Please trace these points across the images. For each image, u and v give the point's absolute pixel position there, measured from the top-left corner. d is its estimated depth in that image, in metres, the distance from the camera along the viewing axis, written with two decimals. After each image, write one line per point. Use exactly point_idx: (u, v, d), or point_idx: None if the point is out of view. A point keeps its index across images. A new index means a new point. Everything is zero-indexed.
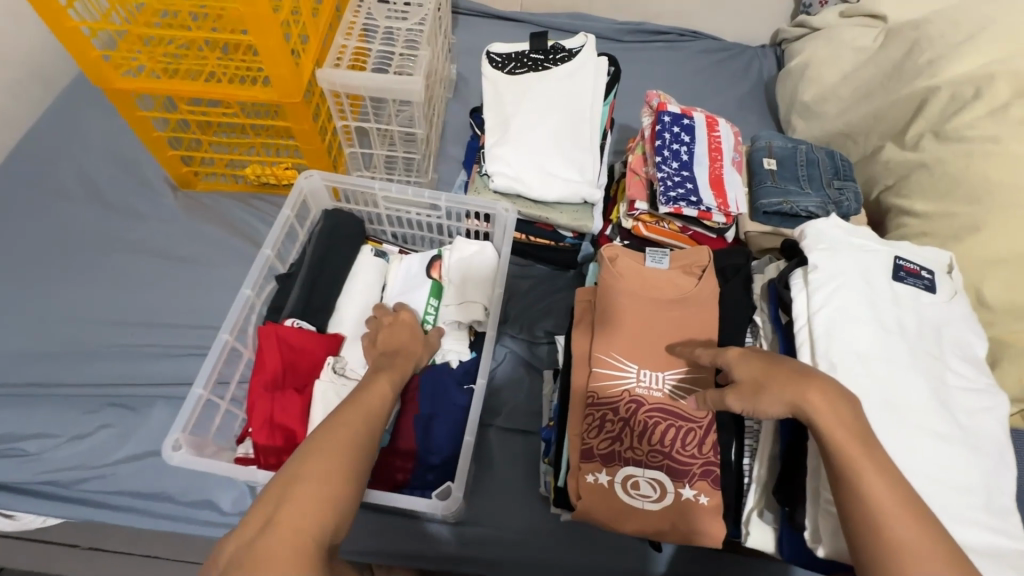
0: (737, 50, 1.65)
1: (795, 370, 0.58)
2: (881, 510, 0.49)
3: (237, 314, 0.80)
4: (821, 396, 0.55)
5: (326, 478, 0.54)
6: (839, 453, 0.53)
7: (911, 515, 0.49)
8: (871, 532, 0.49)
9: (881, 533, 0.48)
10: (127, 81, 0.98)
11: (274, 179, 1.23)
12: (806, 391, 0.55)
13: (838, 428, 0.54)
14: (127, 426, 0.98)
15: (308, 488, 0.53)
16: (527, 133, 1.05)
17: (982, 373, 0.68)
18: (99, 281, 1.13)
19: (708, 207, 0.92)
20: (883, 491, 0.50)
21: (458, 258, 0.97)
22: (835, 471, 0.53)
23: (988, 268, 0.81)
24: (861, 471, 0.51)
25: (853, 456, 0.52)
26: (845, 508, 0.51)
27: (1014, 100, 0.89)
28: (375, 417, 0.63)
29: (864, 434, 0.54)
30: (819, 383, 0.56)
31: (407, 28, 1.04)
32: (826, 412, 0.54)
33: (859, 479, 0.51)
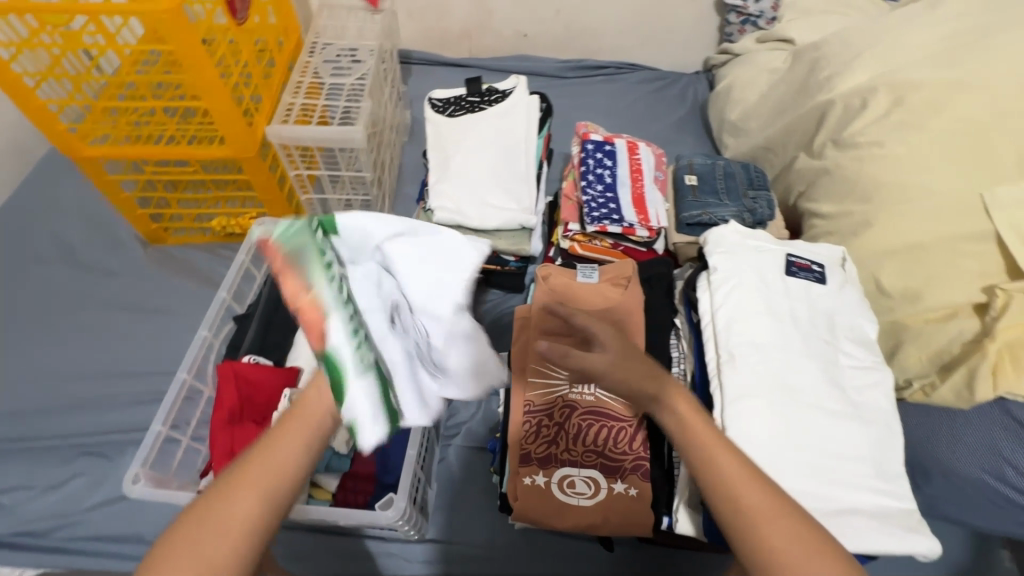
0: (672, 78, 1.78)
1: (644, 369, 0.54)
2: (739, 496, 0.45)
3: (195, 355, 0.85)
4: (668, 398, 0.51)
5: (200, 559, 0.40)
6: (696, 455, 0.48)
7: (778, 511, 0.44)
8: (741, 533, 0.44)
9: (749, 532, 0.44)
10: (93, 149, 1.06)
11: (239, 229, 1.31)
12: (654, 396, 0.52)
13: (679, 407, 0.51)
14: (101, 474, 1.02)
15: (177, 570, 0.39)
16: (467, 169, 1.14)
17: (872, 353, 0.74)
18: (73, 337, 1.18)
19: (630, 223, 1.00)
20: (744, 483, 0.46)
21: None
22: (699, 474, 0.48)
23: (883, 259, 0.88)
24: (719, 471, 0.47)
25: (697, 440, 0.49)
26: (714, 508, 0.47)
27: (894, 107, 0.97)
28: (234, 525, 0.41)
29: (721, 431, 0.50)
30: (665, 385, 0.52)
31: (351, 83, 1.14)
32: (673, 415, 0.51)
33: (719, 480, 0.46)
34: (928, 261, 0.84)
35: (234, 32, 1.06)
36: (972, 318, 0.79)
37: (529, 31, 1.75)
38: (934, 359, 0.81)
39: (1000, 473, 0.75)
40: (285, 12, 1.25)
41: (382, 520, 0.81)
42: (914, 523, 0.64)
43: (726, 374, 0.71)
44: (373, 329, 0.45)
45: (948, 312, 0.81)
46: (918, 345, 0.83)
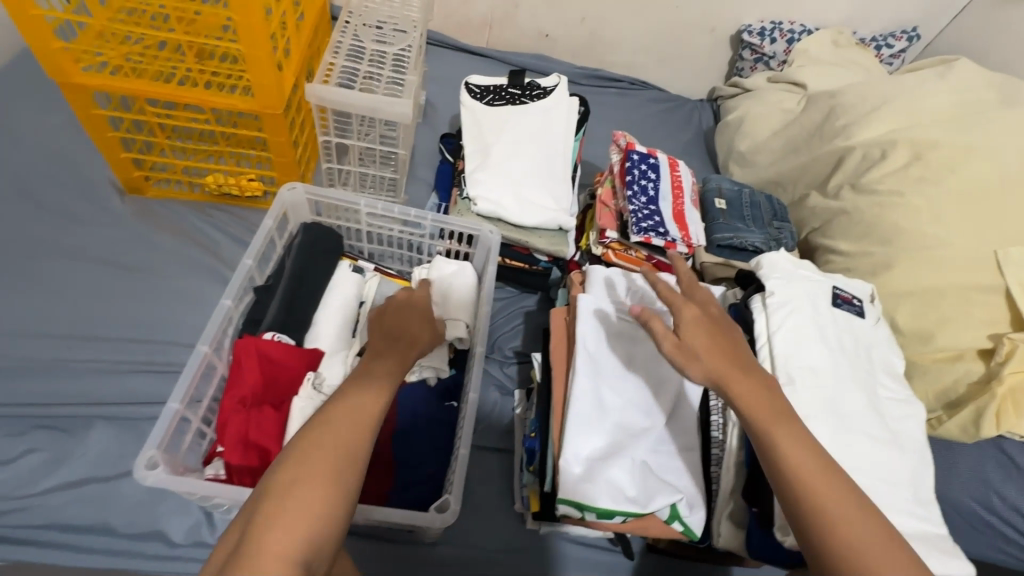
0: (679, 102, 1.84)
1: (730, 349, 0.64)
2: (782, 450, 0.57)
3: (217, 325, 0.76)
4: (746, 393, 0.60)
5: (330, 448, 0.54)
6: (769, 441, 0.58)
7: (832, 482, 0.55)
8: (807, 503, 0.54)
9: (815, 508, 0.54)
10: (88, 77, 0.94)
11: (236, 190, 1.18)
12: (736, 391, 0.61)
13: (720, 367, 0.62)
14: (61, 451, 0.88)
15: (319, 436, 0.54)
16: (506, 162, 1.10)
17: (903, 386, 0.80)
18: (30, 290, 1.02)
19: (673, 237, 1.01)
20: (762, 412, 0.59)
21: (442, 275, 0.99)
22: (762, 449, 0.58)
23: (899, 299, 0.96)
24: (780, 444, 0.57)
25: (751, 410, 0.60)
26: (779, 484, 0.57)
27: (912, 161, 1.06)
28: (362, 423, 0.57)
29: (779, 409, 0.60)
30: (749, 379, 0.61)
31: (395, 53, 1.07)
32: (751, 407, 0.60)
33: (782, 455, 0.57)
34: (941, 305, 0.92)
35: None
36: (977, 361, 0.88)
37: (551, 32, 1.74)
38: (940, 395, 0.89)
39: (988, 504, 0.85)
40: None
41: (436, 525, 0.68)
42: (948, 547, 0.68)
43: (786, 397, 0.73)
44: (590, 429, 0.78)
45: (955, 354, 0.90)
46: (927, 381, 0.91)
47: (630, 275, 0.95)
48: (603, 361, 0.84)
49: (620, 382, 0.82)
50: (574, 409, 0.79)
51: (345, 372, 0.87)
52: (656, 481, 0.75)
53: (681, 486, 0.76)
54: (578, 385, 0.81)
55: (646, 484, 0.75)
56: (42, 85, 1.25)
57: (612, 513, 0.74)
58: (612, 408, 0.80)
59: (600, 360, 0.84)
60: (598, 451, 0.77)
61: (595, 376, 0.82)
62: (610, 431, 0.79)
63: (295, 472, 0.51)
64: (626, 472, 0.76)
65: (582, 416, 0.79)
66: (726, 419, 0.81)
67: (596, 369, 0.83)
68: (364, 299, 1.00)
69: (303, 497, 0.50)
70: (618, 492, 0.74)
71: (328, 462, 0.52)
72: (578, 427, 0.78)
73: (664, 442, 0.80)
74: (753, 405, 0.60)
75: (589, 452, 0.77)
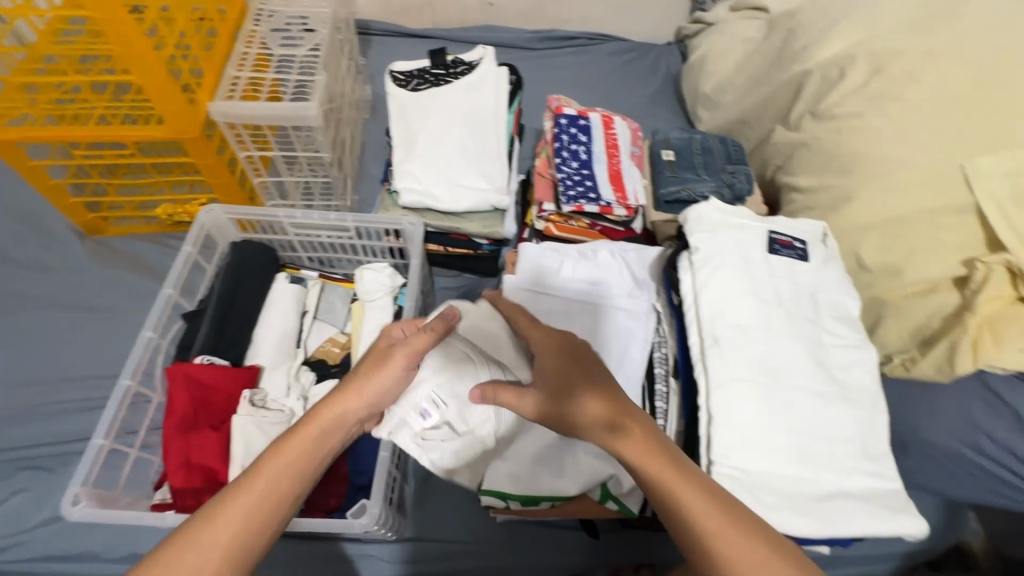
0: (644, 49, 1.73)
1: (582, 376, 0.57)
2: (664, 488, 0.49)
3: (139, 357, 0.78)
4: (627, 429, 0.52)
5: (252, 513, 0.50)
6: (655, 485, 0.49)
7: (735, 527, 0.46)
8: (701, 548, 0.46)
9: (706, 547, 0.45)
10: (11, 131, 0.97)
11: (188, 217, 1.21)
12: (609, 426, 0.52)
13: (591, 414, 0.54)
14: (47, 488, 0.94)
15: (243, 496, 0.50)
16: (433, 147, 1.06)
17: (856, 331, 0.73)
18: (9, 341, 1.08)
19: (607, 202, 0.96)
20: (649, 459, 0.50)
21: (376, 276, 0.99)
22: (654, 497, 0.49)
23: (863, 233, 0.87)
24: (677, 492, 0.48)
25: (632, 456, 0.51)
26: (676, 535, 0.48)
27: (872, 76, 0.95)
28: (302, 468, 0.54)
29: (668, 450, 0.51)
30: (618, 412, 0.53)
31: (303, 54, 1.04)
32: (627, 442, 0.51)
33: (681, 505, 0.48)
34: (910, 234, 0.83)
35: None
36: (952, 291, 0.79)
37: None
38: (914, 333, 0.81)
39: (977, 446, 0.77)
40: None
41: (355, 528, 0.72)
42: (900, 504, 0.62)
43: (711, 361, 0.68)
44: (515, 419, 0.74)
45: (928, 286, 0.81)
46: (899, 320, 0.82)
47: (560, 250, 0.90)
48: None
49: None
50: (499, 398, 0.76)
51: (288, 385, 0.91)
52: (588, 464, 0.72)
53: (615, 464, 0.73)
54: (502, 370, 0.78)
55: (576, 469, 0.71)
56: None
57: (537, 499, 0.73)
58: None
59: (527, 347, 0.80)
60: (526, 439, 0.73)
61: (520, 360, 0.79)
62: None
63: (226, 512, 0.49)
64: (554, 459, 0.73)
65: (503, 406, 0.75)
66: (670, 388, 0.77)
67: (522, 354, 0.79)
68: (307, 308, 1.00)
69: (223, 535, 0.48)
70: (547, 479, 0.72)
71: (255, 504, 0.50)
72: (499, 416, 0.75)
73: None
74: (637, 450, 0.51)
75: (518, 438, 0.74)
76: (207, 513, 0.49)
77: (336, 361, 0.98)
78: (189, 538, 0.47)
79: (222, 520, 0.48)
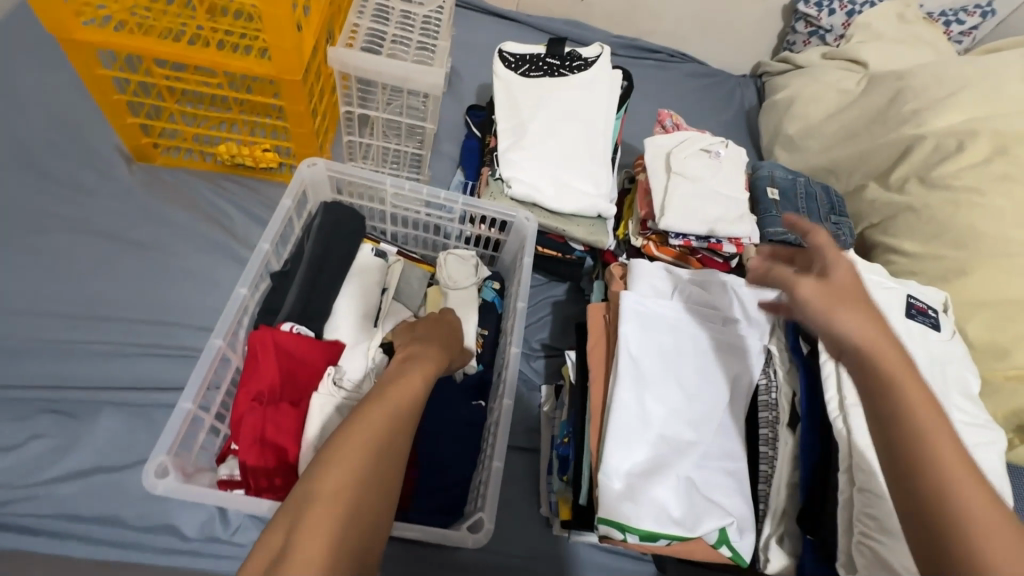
0: (721, 77, 1.72)
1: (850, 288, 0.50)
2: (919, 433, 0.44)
3: (231, 316, 0.70)
4: (856, 318, 0.48)
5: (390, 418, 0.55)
6: (913, 430, 0.44)
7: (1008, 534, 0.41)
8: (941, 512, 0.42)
9: (950, 513, 0.42)
10: (90, 32, 0.85)
11: (250, 161, 1.10)
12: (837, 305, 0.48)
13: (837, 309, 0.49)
14: (67, 437, 0.83)
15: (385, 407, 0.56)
16: (543, 141, 1.01)
17: (981, 410, 0.72)
18: (33, 263, 0.96)
19: (718, 239, 0.93)
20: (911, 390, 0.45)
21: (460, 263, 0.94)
22: (895, 429, 0.45)
23: (974, 309, 0.87)
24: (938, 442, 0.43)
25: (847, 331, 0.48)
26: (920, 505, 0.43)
27: (994, 155, 0.96)
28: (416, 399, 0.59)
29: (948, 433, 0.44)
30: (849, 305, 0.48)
31: (425, 14, 0.97)
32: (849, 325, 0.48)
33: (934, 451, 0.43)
34: (1021, 319, 0.84)
35: None
36: None
37: None
38: (1011, 417, 0.82)
39: None
40: None
41: (467, 543, 0.65)
42: None
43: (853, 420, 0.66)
44: (635, 445, 0.72)
45: None
46: (998, 401, 0.83)
47: (674, 275, 0.88)
48: (650, 368, 0.78)
49: (661, 394, 0.76)
50: (619, 420, 0.73)
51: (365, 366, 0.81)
52: (704, 502, 0.69)
53: (728, 506, 0.70)
54: (618, 387, 0.75)
55: (693, 505, 0.69)
56: (44, 39, 1.16)
57: (655, 535, 0.67)
58: (657, 417, 0.74)
59: (642, 370, 0.77)
60: (642, 466, 0.71)
61: (637, 381, 0.76)
62: (654, 448, 0.73)
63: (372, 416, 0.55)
64: (671, 492, 0.69)
65: (619, 427, 0.72)
66: (779, 436, 0.75)
67: (639, 375, 0.77)
68: (387, 287, 0.92)
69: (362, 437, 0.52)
70: (663, 512, 0.68)
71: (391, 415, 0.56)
72: (616, 437, 0.72)
73: (710, 457, 0.73)
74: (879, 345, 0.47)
75: (634, 465, 0.71)
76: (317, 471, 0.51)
77: None
78: (357, 430, 0.53)
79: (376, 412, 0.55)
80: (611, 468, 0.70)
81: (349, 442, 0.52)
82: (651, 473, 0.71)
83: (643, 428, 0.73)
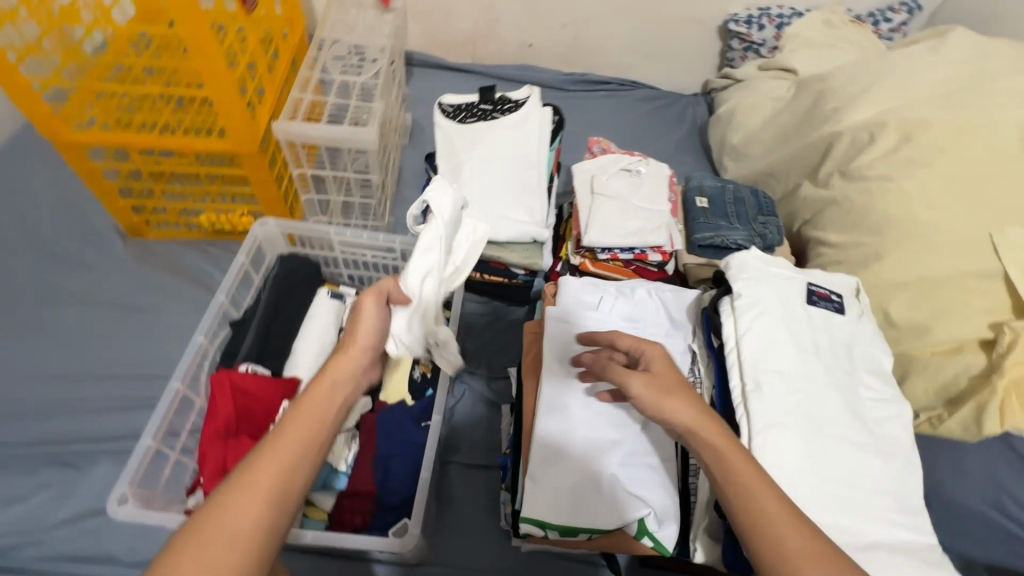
0: (672, 98, 1.80)
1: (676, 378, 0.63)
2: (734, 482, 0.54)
3: (188, 362, 0.81)
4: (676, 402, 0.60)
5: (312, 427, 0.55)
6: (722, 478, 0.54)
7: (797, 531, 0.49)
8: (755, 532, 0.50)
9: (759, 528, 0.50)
10: (79, 134, 0.99)
11: (229, 226, 1.23)
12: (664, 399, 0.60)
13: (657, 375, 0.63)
14: (68, 486, 0.94)
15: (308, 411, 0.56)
16: (477, 178, 1.11)
17: (890, 386, 0.75)
18: (41, 334, 1.09)
19: (642, 249, 1.01)
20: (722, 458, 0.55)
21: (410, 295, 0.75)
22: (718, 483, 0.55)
23: (893, 290, 0.90)
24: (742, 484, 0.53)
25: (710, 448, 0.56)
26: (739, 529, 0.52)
27: (902, 143, 1.00)
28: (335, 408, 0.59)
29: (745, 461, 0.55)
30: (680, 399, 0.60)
31: (362, 82, 1.10)
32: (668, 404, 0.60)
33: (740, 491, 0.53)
34: (937, 295, 0.86)
35: (242, 19, 1.00)
36: (979, 353, 0.81)
37: (535, 41, 1.74)
38: (939, 391, 0.84)
39: (999, 506, 0.79)
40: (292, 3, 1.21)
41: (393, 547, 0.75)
42: (938, 558, 0.63)
43: (752, 403, 0.70)
44: (558, 448, 0.76)
45: (955, 346, 0.84)
46: (926, 377, 0.85)
47: (599, 286, 0.93)
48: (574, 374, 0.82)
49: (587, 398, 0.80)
50: (543, 427, 0.77)
51: None
52: (624, 497, 0.73)
53: (649, 499, 0.73)
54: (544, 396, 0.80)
55: (614, 500, 0.73)
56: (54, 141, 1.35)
57: (575, 530, 0.73)
58: (581, 421, 0.78)
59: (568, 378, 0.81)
60: (566, 467, 0.75)
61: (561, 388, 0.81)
62: (580, 450, 0.76)
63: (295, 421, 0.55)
64: (593, 489, 0.74)
65: (543, 434, 0.77)
66: None
67: (562, 382, 0.81)
68: (344, 325, 0.98)
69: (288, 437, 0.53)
70: (584, 509, 0.73)
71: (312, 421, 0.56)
72: (540, 443, 0.77)
73: (635, 455, 0.76)
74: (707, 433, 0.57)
75: (557, 466, 0.75)
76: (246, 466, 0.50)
77: None
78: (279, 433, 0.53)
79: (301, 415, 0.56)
80: (535, 472, 0.75)
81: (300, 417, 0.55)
82: (574, 474, 0.75)
83: (567, 433, 0.77)
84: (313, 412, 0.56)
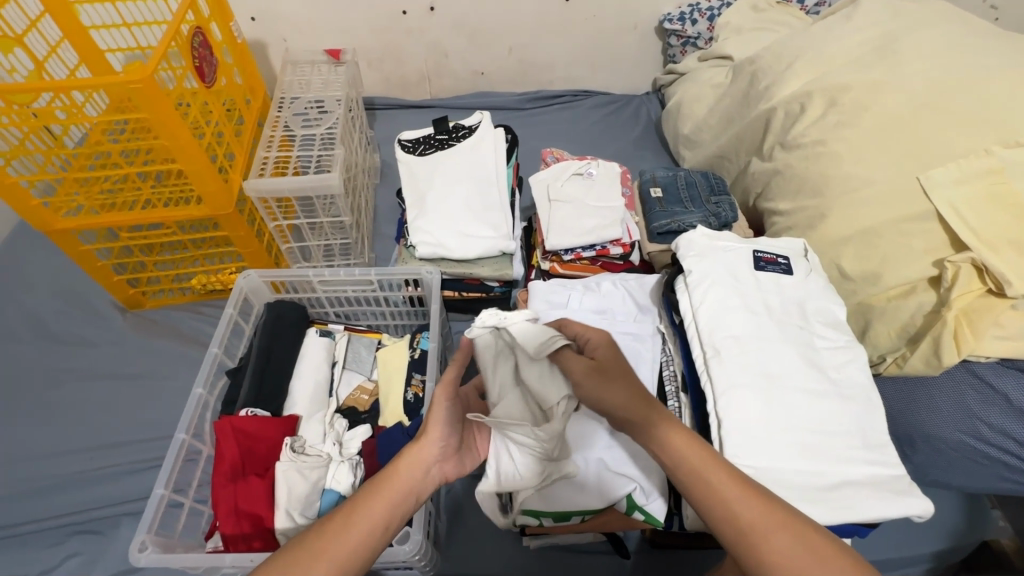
0: (624, 100, 1.88)
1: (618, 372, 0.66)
2: (697, 475, 0.55)
3: (191, 414, 0.86)
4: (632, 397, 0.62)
5: (371, 522, 0.56)
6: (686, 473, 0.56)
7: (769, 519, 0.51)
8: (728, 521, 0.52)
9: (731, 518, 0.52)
10: (67, 221, 1.07)
11: (220, 285, 1.30)
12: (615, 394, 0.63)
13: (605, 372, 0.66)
14: (97, 551, 0.99)
15: (372, 501, 0.57)
16: (442, 203, 1.17)
17: (844, 333, 0.79)
18: (54, 414, 1.15)
19: (602, 244, 1.07)
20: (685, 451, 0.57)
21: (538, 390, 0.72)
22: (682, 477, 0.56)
23: (841, 246, 0.95)
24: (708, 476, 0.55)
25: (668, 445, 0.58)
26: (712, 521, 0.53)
27: (829, 108, 1.06)
28: (402, 499, 0.59)
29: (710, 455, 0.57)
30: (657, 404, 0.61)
31: (323, 132, 1.18)
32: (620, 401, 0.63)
33: (706, 483, 0.55)
34: (881, 244, 0.91)
35: (204, 94, 1.08)
36: (929, 290, 0.85)
37: (486, 69, 1.83)
38: (901, 332, 0.87)
39: (975, 432, 0.82)
40: (250, 72, 1.32)
41: (400, 555, 0.77)
42: (904, 487, 0.68)
43: (714, 370, 0.75)
44: None
45: (907, 288, 0.88)
46: (885, 321, 0.89)
47: (565, 285, 0.99)
48: None
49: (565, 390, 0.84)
50: None
51: (324, 431, 0.97)
52: (611, 476, 0.77)
53: (634, 474, 0.77)
54: None
55: (602, 481, 0.77)
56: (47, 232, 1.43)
57: (566, 515, 0.79)
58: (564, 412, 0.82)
59: None
60: None
61: None
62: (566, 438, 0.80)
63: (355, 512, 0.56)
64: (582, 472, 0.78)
65: None
66: (681, 402, 0.83)
67: None
68: (336, 359, 1.07)
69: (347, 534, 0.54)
70: (573, 495, 0.78)
71: (371, 516, 0.56)
72: None
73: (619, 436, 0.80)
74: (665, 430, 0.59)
75: None
76: (315, 537, 0.54)
77: (365, 408, 1.04)
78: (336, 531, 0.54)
79: (368, 509, 0.57)
80: None
81: (363, 509, 0.57)
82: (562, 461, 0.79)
83: None
84: (378, 508, 0.57)
